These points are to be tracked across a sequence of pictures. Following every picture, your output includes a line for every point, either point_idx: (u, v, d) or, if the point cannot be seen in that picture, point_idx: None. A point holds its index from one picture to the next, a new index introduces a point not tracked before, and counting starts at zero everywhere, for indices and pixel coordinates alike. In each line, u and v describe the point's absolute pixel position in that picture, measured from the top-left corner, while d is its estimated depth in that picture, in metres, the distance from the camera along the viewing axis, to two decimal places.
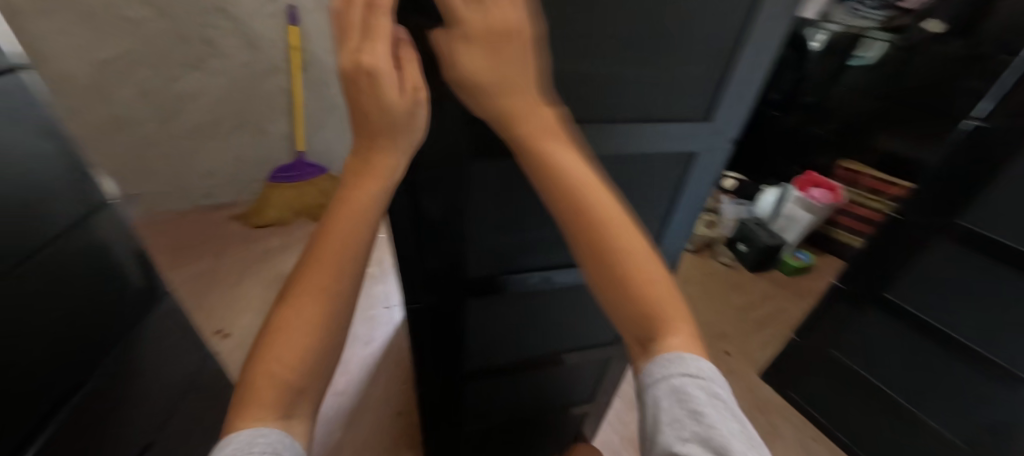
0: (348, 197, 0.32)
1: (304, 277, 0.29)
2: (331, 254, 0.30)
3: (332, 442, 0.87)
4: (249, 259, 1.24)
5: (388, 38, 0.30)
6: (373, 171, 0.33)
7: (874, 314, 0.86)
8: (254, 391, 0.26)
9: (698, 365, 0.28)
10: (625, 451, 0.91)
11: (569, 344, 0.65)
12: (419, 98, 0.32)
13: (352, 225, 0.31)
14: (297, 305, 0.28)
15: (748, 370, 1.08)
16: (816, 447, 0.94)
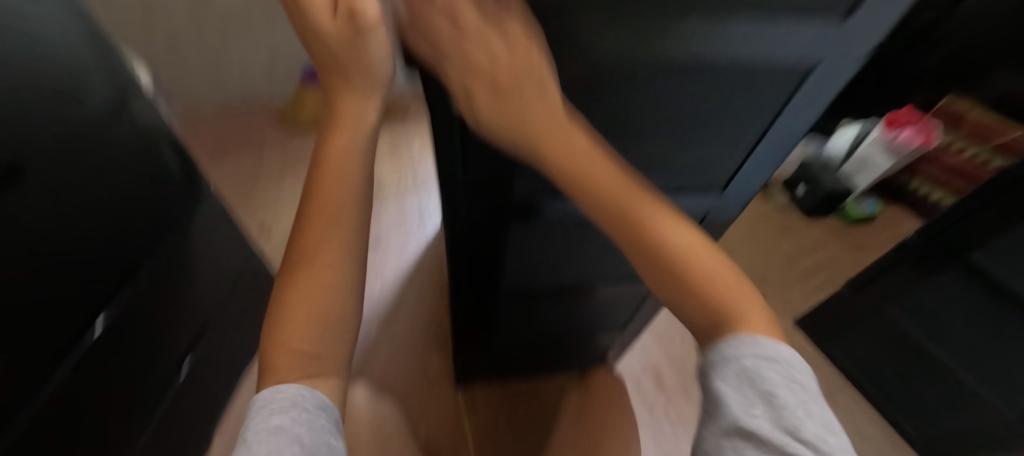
0: (326, 156, 0.33)
1: (300, 259, 0.33)
2: (321, 223, 0.33)
3: (370, 341, 0.93)
4: (287, 162, 1.25)
5: None
6: (342, 123, 0.33)
7: (951, 275, 0.78)
8: (278, 362, 0.31)
9: (772, 351, 0.29)
10: (646, 376, 0.93)
11: (610, 274, 0.63)
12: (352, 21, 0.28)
13: (335, 193, 0.33)
14: (300, 280, 0.32)
15: (784, 315, 1.05)
16: (840, 396, 0.95)
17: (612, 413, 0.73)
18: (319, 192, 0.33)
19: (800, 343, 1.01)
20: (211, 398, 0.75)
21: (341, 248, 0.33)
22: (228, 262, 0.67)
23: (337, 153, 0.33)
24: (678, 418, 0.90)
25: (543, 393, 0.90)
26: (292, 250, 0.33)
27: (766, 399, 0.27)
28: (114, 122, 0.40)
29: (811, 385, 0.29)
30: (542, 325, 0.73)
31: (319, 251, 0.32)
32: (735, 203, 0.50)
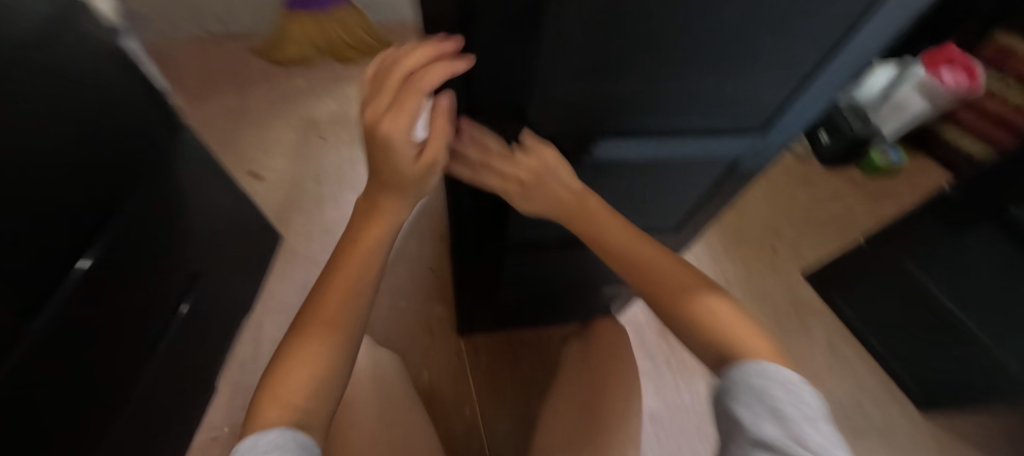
0: (352, 247, 0.40)
1: (314, 321, 0.37)
2: (337, 296, 0.38)
3: None
4: (275, 101, 1.17)
5: (411, 107, 0.30)
6: (378, 218, 0.40)
7: (983, 234, 0.72)
8: (269, 411, 0.33)
9: (779, 372, 0.34)
10: (651, 327, 0.93)
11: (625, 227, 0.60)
12: (432, 170, 0.35)
13: (356, 272, 0.39)
14: (307, 342, 0.36)
15: (792, 267, 1.04)
16: (841, 347, 0.95)
17: (614, 361, 0.72)
18: (348, 267, 0.39)
19: (804, 295, 1.01)
20: (211, 339, 0.78)
21: (354, 309, 0.38)
22: (212, 204, 0.72)
23: (367, 240, 0.40)
24: (679, 369, 0.89)
25: (546, 342, 0.90)
26: (309, 305, 0.39)
27: (775, 416, 0.31)
28: (58, 40, 0.41)
29: (818, 403, 0.33)
30: (549, 277, 0.71)
31: (336, 311, 0.37)
32: (774, 146, 0.45)
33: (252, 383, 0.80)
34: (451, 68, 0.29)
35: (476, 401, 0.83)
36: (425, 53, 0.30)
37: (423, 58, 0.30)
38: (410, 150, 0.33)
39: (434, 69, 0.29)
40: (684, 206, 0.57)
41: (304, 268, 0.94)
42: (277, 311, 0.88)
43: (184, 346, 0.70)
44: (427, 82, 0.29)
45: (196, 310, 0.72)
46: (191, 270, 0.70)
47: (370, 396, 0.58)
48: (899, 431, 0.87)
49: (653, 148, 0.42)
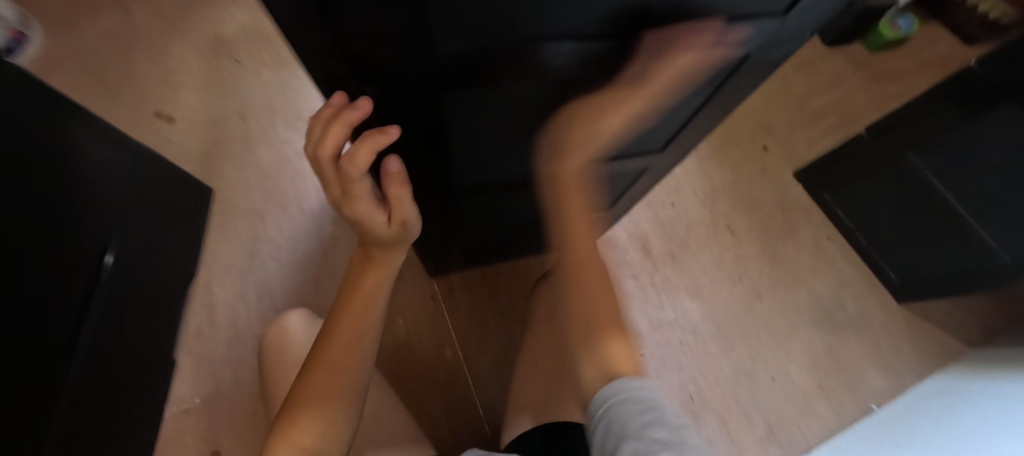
0: (356, 288, 0.46)
1: (320, 359, 0.42)
2: (342, 332, 0.43)
3: (325, 236, 0.84)
4: (169, 18, 0.95)
5: (365, 194, 0.35)
6: (374, 268, 0.46)
7: (997, 119, 0.63)
8: (280, 444, 0.37)
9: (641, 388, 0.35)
10: (632, 248, 0.88)
11: (596, 154, 0.50)
12: (406, 227, 0.40)
13: (362, 310, 0.44)
14: (313, 377, 0.41)
15: (783, 167, 0.97)
16: (829, 247, 0.92)
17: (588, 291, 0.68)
18: (349, 314, 0.44)
19: (793, 196, 0.96)
20: (152, 316, 0.70)
21: (355, 352, 0.43)
22: (86, 175, 0.58)
23: (365, 289, 0.45)
24: (664, 286, 0.87)
25: (523, 274, 0.85)
26: (316, 350, 0.43)
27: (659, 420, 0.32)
28: None
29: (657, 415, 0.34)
30: (513, 213, 0.62)
31: (341, 351, 0.42)
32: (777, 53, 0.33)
33: (215, 350, 0.75)
34: (376, 147, 0.29)
35: (457, 342, 0.80)
36: (339, 132, 0.28)
37: (341, 135, 0.28)
38: (377, 213, 0.37)
39: (363, 153, 0.29)
40: (671, 123, 0.46)
41: (247, 221, 0.84)
42: (226, 272, 0.80)
43: (105, 342, 0.62)
44: (357, 167, 0.30)
45: (109, 304, 0.62)
46: (83, 270, 0.58)
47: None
48: (880, 321, 0.87)
49: (606, 64, 0.29)
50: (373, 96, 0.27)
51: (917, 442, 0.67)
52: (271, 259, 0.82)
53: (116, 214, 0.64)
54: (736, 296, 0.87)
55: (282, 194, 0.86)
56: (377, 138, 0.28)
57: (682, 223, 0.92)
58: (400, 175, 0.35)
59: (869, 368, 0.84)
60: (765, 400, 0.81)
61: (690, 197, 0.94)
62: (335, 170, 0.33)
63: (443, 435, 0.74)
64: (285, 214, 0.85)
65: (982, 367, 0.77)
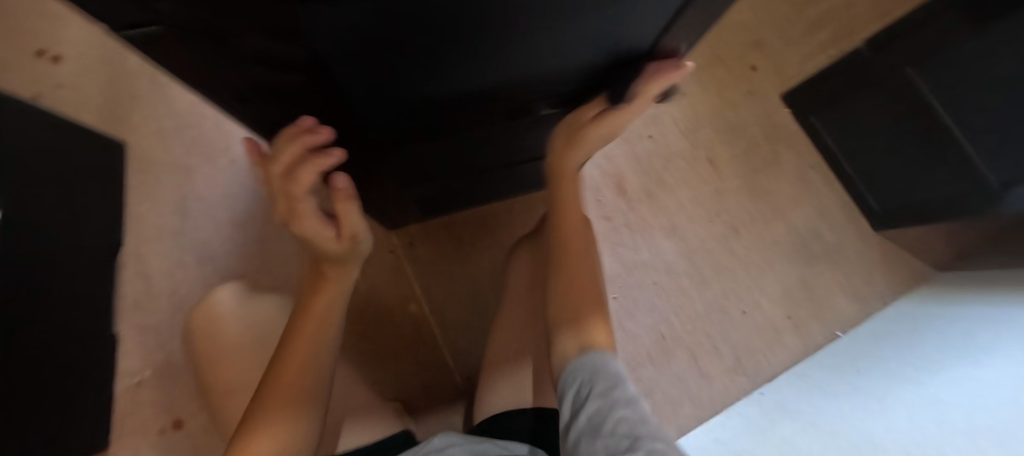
0: (310, 305, 0.41)
1: (276, 384, 0.38)
2: (298, 352, 0.39)
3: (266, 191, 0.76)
4: None
5: (312, 214, 0.38)
6: (328, 284, 0.42)
7: (1002, 27, 0.55)
8: None
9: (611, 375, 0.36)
10: (605, 188, 0.82)
11: (552, 87, 0.42)
12: (355, 240, 0.40)
13: (317, 329, 0.40)
14: (269, 401, 0.37)
15: (770, 89, 0.90)
16: (812, 176, 0.88)
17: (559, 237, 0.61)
18: (303, 334, 0.40)
19: (777, 121, 0.89)
20: None
21: (316, 367, 0.39)
22: None
23: (321, 303, 0.42)
24: (639, 227, 0.82)
25: (488, 221, 0.79)
26: (267, 378, 0.38)
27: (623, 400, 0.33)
28: None
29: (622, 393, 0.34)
30: (468, 158, 0.55)
31: (296, 375, 0.38)
32: None
33: (159, 321, 0.70)
34: (321, 165, 0.33)
35: (422, 297, 0.76)
36: (293, 149, 0.33)
37: (294, 152, 0.33)
38: (325, 230, 0.39)
39: (308, 171, 0.34)
40: (645, 43, 0.37)
41: (173, 180, 0.75)
42: (158, 237, 0.72)
43: None
44: (302, 182, 0.35)
45: None
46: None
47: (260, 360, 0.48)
48: (855, 251, 0.86)
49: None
50: (175, 24, 0.18)
51: (879, 368, 0.67)
52: (207, 220, 0.74)
53: None
54: (712, 233, 0.84)
55: (212, 146, 0.76)
56: (321, 159, 0.33)
57: (660, 156, 0.85)
58: (347, 191, 0.37)
59: (839, 297, 0.83)
60: (735, 334, 0.81)
61: (669, 126, 0.86)
62: (283, 189, 0.36)
63: (413, 392, 0.72)
64: (215, 168, 0.76)
65: (947, 291, 0.77)
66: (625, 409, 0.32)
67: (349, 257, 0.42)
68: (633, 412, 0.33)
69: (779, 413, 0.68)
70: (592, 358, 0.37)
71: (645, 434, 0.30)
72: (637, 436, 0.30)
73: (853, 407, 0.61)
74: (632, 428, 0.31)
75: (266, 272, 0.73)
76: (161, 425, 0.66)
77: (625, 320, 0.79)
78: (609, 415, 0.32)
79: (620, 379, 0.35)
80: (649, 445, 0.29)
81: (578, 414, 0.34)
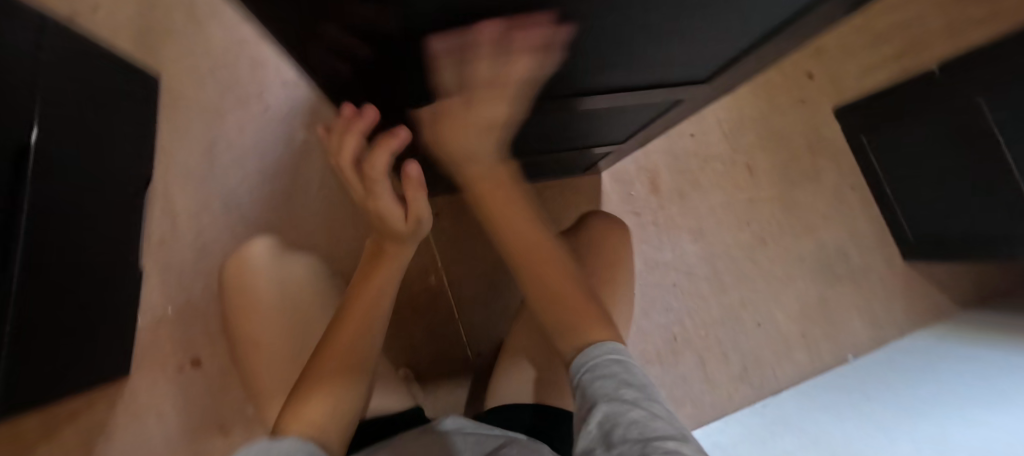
0: (367, 279, 0.42)
1: (333, 347, 0.38)
2: (356, 318, 0.40)
3: (298, 142, 0.75)
4: None
5: (385, 194, 0.38)
6: (386, 262, 0.42)
7: None
8: (292, 423, 0.35)
9: (615, 370, 0.36)
10: (638, 181, 0.81)
11: (600, 80, 0.41)
12: (421, 219, 0.40)
13: (374, 298, 0.41)
14: (324, 363, 0.38)
15: (822, 100, 0.87)
16: (850, 196, 0.86)
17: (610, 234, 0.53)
18: (359, 303, 0.41)
19: (823, 134, 0.86)
20: (116, 221, 0.64)
21: (369, 337, 0.40)
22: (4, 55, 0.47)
23: (380, 278, 0.42)
24: (666, 226, 0.81)
25: None
26: (322, 344, 0.39)
27: (633, 400, 0.33)
28: None
29: (634, 393, 0.34)
30: (511, 141, 0.55)
31: (353, 340, 0.39)
32: None
33: (183, 262, 0.70)
34: (388, 146, 0.35)
35: (442, 269, 0.76)
36: (354, 140, 0.35)
37: (355, 142, 0.35)
38: (395, 209, 0.39)
39: (381, 154, 0.35)
40: (742, 39, 0.36)
41: (206, 122, 0.74)
42: (186, 177, 0.72)
43: (71, 250, 0.56)
44: (375, 170, 0.36)
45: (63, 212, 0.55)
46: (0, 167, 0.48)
47: (273, 332, 0.49)
48: (879, 276, 0.85)
49: None
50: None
51: (887, 397, 0.68)
52: (236, 166, 0.74)
53: (54, 107, 0.54)
54: (740, 242, 0.82)
55: (247, 90, 0.76)
56: (388, 139, 0.35)
57: (698, 156, 0.83)
58: (417, 177, 0.37)
59: (856, 321, 0.83)
60: (746, 344, 0.80)
61: (713, 126, 0.84)
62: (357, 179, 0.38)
63: (423, 359, 0.73)
64: (248, 113, 0.75)
65: (967, 330, 0.77)
66: (634, 410, 0.32)
67: (408, 238, 0.41)
68: (645, 413, 0.32)
69: (781, 427, 0.69)
70: (592, 354, 0.37)
71: (657, 436, 0.29)
72: (649, 439, 0.29)
73: (856, 431, 0.62)
74: (644, 432, 0.30)
75: (290, 225, 0.73)
76: (180, 361, 0.69)
77: (639, 317, 0.79)
78: (619, 418, 0.31)
79: (625, 376, 0.35)
80: (662, 447, 0.28)
81: (588, 418, 0.33)
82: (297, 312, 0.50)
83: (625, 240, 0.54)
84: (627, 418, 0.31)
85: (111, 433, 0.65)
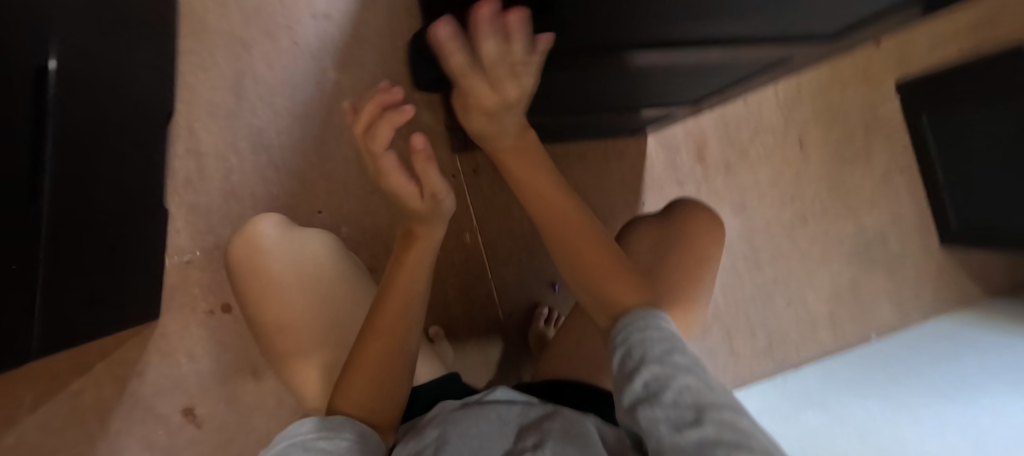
0: (403, 263, 0.39)
1: (374, 331, 0.37)
2: (396, 302, 0.38)
3: (330, 84, 0.71)
4: None
5: (397, 171, 0.34)
6: (418, 241, 0.39)
7: None
8: (343, 400, 0.36)
9: (665, 333, 0.33)
10: (685, 150, 0.77)
11: (666, 32, 0.37)
12: (438, 198, 0.36)
13: (412, 284, 0.38)
14: (368, 349, 0.36)
15: (883, 74, 0.82)
16: (897, 180, 0.83)
17: (698, 224, 0.49)
18: (398, 289, 0.38)
19: (880, 111, 0.82)
20: (144, 157, 0.60)
21: (410, 320, 0.38)
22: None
23: (414, 261, 0.39)
24: (709, 198, 0.78)
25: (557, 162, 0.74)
26: (364, 330, 0.37)
27: (687, 366, 0.30)
28: None
29: (689, 360, 0.31)
30: (559, 93, 0.51)
31: (395, 326, 0.37)
32: None
33: (211, 204, 0.67)
34: (393, 121, 0.32)
35: (477, 228, 0.74)
36: (371, 110, 0.33)
37: (369, 114, 0.33)
38: (408, 186, 0.35)
39: (384, 128, 0.32)
40: None
41: (229, 52, 0.68)
42: (213, 114, 0.67)
43: (105, 187, 0.53)
44: (378, 142, 0.33)
45: (95, 144, 0.51)
46: (28, 89, 0.42)
47: (288, 311, 0.40)
48: (912, 263, 0.84)
49: None
50: None
51: (911, 380, 0.68)
52: (265, 105, 0.69)
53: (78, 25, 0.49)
54: (781, 219, 0.80)
55: (275, 21, 0.69)
56: (394, 114, 0.32)
57: (749, 126, 0.79)
58: (425, 151, 0.32)
59: (883, 305, 0.83)
60: (775, 321, 0.81)
61: (769, 95, 0.79)
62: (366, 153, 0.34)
63: (456, 318, 0.72)
64: (275, 46, 0.70)
65: (994, 320, 0.77)
66: (687, 376, 0.29)
67: (429, 216, 0.37)
68: (696, 378, 0.29)
69: (803, 403, 0.70)
70: (643, 315, 0.35)
71: (711, 404, 0.27)
72: (703, 407, 0.27)
73: (882, 413, 0.62)
74: (696, 400, 0.27)
75: (322, 173, 0.70)
76: (210, 305, 0.68)
77: None
78: (670, 383, 0.28)
79: (675, 341, 0.32)
80: (718, 416, 0.26)
81: (633, 376, 0.30)
82: (315, 284, 0.42)
83: (716, 227, 0.49)
84: (678, 383, 0.29)
85: (143, 371, 0.66)
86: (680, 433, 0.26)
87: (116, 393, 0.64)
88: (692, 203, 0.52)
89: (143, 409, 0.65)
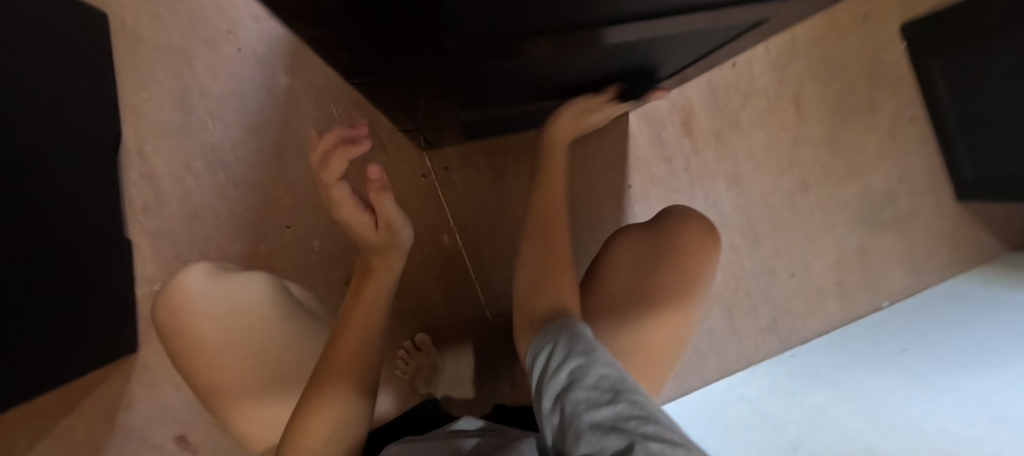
0: (361, 294, 0.35)
1: (330, 368, 0.33)
2: (354, 334, 0.34)
3: (282, 90, 0.66)
4: None
5: (350, 201, 0.32)
6: (375, 274, 0.36)
7: None
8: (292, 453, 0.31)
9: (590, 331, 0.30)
10: (670, 123, 0.72)
11: (629, 6, 0.31)
12: (393, 230, 0.34)
13: (370, 313, 0.35)
14: (320, 392, 0.32)
15: (886, 17, 0.75)
16: (905, 132, 0.77)
17: (689, 238, 0.42)
18: (356, 322, 0.34)
19: (884, 59, 0.75)
20: (94, 189, 0.57)
21: (368, 354, 0.34)
22: None
23: (373, 292, 0.36)
24: (700, 172, 0.73)
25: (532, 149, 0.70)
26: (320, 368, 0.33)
27: (609, 357, 0.27)
28: None
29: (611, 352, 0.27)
30: (519, 83, 0.45)
31: (352, 362, 0.33)
32: None
33: (174, 229, 0.65)
34: (350, 154, 0.29)
35: (454, 228, 0.71)
36: (329, 140, 0.29)
37: (329, 143, 0.29)
38: (362, 217, 0.33)
39: (337, 160, 0.30)
40: None
41: (171, 67, 0.64)
42: (163, 135, 0.64)
43: (57, 230, 0.50)
44: (330, 174, 0.30)
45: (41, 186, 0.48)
46: None
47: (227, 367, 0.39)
48: (924, 220, 0.79)
49: None
50: None
51: (928, 348, 0.63)
52: (216, 119, 0.65)
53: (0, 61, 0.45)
54: (779, 188, 0.75)
55: (215, 28, 0.65)
56: (352, 147, 0.29)
57: (739, 91, 0.73)
58: (381, 182, 0.31)
59: (894, 268, 0.78)
60: (777, 296, 0.77)
61: (759, 54, 0.72)
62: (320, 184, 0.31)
63: (443, 321, 0.70)
64: (218, 56, 0.65)
65: (1015, 273, 0.72)
66: (608, 365, 0.25)
67: (383, 249, 0.36)
68: (617, 368, 0.26)
69: (810, 380, 0.66)
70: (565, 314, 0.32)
71: (632, 388, 0.23)
72: (624, 390, 0.23)
73: (894, 386, 0.58)
74: (615, 383, 0.24)
75: (286, 185, 0.67)
76: None
77: None
78: (591, 367, 0.25)
79: (594, 336, 0.29)
80: (637, 398, 0.22)
81: (555, 368, 0.27)
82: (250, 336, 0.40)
83: (711, 234, 0.43)
84: (598, 371, 0.25)
85: (131, 404, 0.65)
86: (599, 413, 0.22)
87: (107, 427, 0.64)
88: (683, 209, 0.46)
89: (137, 440, 0.65)
